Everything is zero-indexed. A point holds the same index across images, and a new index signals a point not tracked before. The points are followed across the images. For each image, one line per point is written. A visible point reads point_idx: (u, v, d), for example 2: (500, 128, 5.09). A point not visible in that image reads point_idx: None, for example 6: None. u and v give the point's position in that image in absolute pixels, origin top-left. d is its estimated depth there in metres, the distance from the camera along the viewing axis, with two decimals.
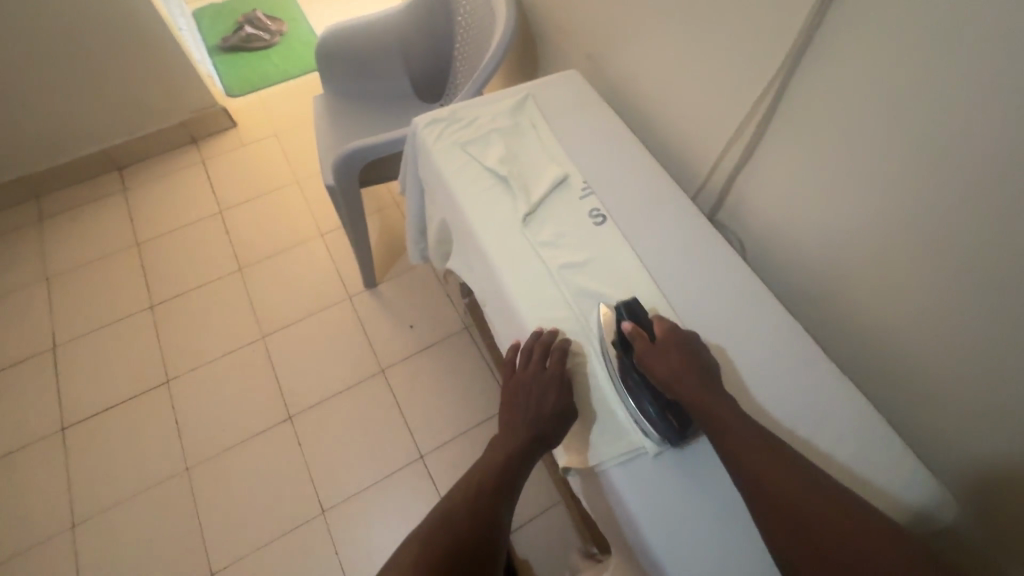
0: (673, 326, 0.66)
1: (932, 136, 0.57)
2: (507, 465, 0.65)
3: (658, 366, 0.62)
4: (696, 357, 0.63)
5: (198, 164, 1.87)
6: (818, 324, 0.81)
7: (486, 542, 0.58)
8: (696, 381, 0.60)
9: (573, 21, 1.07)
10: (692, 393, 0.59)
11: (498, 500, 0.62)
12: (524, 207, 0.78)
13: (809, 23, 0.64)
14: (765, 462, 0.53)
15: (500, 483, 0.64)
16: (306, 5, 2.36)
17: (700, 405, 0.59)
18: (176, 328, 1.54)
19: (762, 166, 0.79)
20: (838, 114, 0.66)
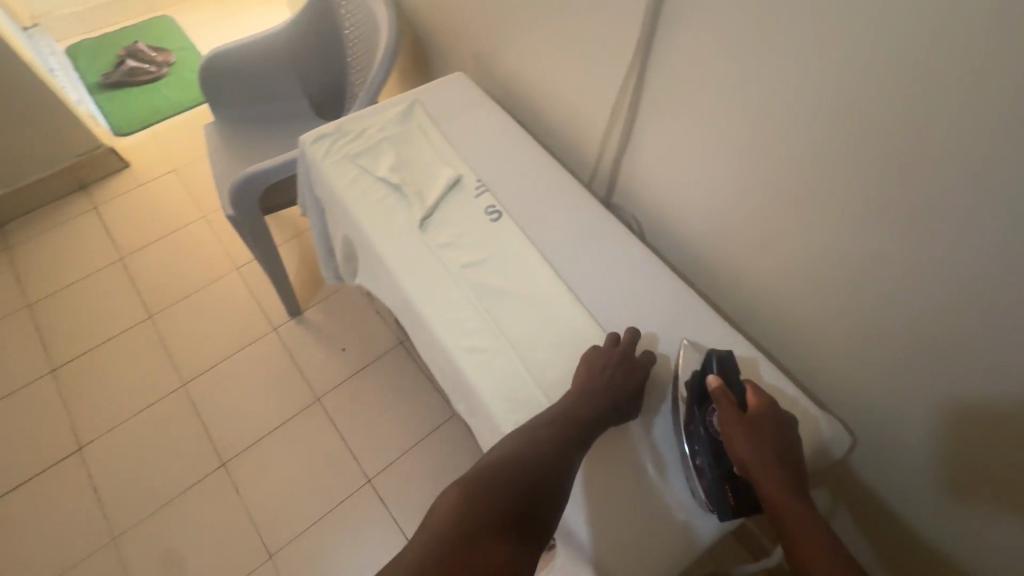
0: (772, 402, 0.60)
1: (779, 99, 0.61)
2: (583, 425, 0.59)
3: (732, 430, 0.58)
4: (786, 439, 0.58)
5: (90, 211, 1.74)
6: (717, 288, 0.86)
7: (546, 494, 0.53)
8: (771, 454, 0.56)
9: (454, 25, 1.08)
10: (761, 472, 0.55)
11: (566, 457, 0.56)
12: (419, 213, 0.78)
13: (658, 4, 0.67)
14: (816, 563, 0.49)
15: (571, 440, 0.58)
16: (192, 32, 2.25)
17: (766, 486, 0.55)
18: (83, 390, 1.41)
19: (641, 145, 0.82)
20: (699, 88, 0.69)
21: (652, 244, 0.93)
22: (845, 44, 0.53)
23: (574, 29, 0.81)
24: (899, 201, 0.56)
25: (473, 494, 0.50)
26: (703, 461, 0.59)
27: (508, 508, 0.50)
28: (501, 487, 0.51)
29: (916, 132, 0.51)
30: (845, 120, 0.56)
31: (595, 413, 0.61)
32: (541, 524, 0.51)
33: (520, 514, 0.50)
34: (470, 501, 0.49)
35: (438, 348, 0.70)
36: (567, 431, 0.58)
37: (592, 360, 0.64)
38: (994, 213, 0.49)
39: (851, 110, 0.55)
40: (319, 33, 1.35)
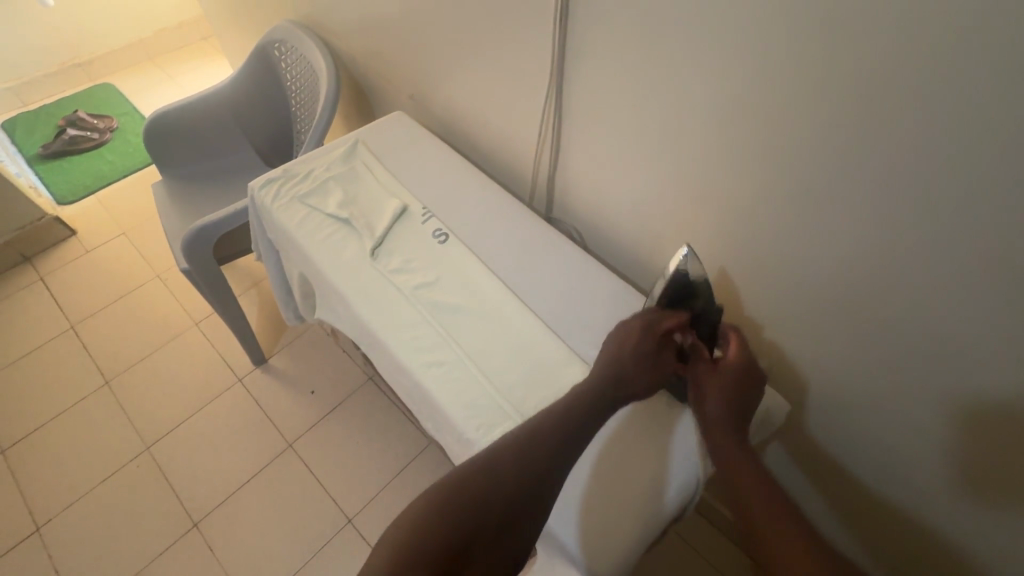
0: (748, 357, 0.68)
1: (678, 109, 0.69)
2: (553, 447, 0.60)
3: (707, 377, 0.67)
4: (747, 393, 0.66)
5: (36, 282, 1.69)
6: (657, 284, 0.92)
7: (520, 514, 0.57)
8: (732, 405, 0.65)
9: (391, 69, 1.15)
10: (719, 418, 0.64)
11: (547, 472, 0.59)
12: (369, 242, 0.82)
13: (567, 36, 0.74)
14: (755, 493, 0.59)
15: (538, 463, 0.59)
16: (135, 97, 2.27)
17: (721, 431, 0.64)
18: (39, 468, 1.35)
19: (572, 161, 0.89)
20: (612, 106, 0.77)
21: (595, 253, 1.00)
22: (722, 60, 0.60)
23: (498, 63, 0.89)
24: (790, 179, 0.62)
25: (443, 506, 0.54)
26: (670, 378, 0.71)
27: (474, 529, 0.54)
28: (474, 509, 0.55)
29: (790, 116, 0.58)
30: (733, 113, 0.63)
31: (567, 433, 0.62)
32: (509, 544, 0.55)
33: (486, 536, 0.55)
34: (438, 513, 0.54)
35: (399, 367, 0.73)
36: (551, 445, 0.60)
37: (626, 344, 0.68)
38: (866, 177, 0.56)
39: (735, 103, 0.62)
40: (262, 86, 1.40)
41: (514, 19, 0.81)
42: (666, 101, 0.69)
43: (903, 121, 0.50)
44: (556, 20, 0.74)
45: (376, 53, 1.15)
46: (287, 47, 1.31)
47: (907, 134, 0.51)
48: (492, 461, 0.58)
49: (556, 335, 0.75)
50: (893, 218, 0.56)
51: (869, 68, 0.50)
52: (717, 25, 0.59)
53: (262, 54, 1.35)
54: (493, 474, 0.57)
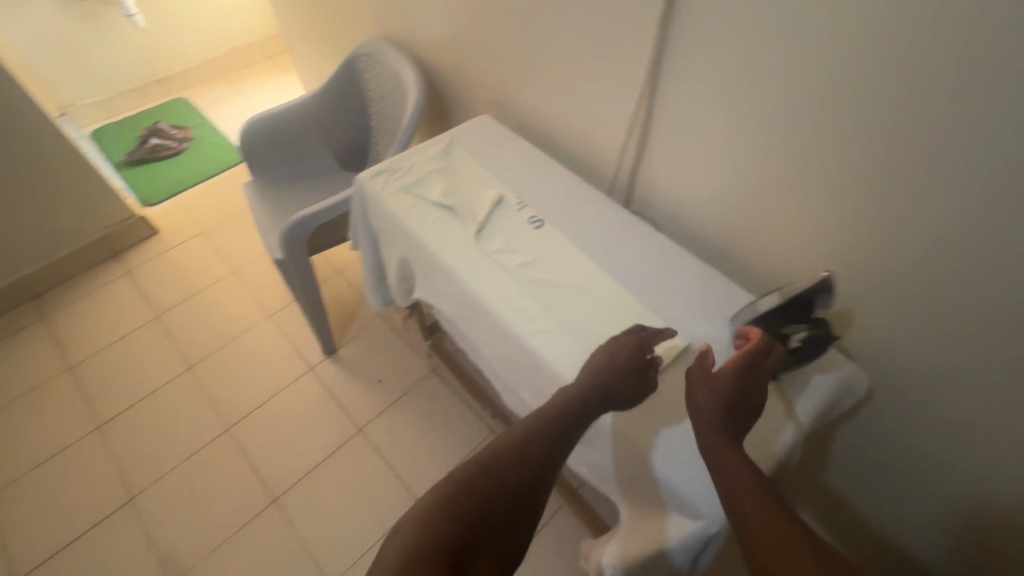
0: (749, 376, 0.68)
1: (764, 108, 0.76)
2: (542, 453, 0.69)
3: (701, 390, 0.67)
4: (744, 404, 0.66)
5: (123, 276, 1.83)
6: (730, 272, 0.99)
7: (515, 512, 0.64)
8: (729, 412, 0.65)
9: (476, 78, 1.26)
10: (712, 425, 0.64)
11: (536, 475, 0.67)
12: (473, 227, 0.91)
13: (658, 47, 0.83)
14: (749, 485, 0.59)
15: (530, 467, 0.67)
16: (208, 111, 2.45)
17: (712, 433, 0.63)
18: (131, 443, 1.46)
19: (653, 158, 0.98)
20: (696, 107, 0.85)
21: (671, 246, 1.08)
22: (809, 64, 0.68)
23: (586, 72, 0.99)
24: (873, 168, 0.69)
25: (451, 505, 0.61)
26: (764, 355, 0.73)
27: (479, 519, 0.61)
28: (447, 544, 0.58)
29: (885, 111, 0.65)
30: (819, 112, 0.71)
31: (554, 439, 0.70)
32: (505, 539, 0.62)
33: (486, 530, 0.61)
34: (446, 512, 0.60)
35: (509, 335, 0.81)
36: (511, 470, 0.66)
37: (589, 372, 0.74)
38: (958, 166, 0.62)
39: (824, 101, 0.70)
40: (344, 96, 1.52)
41: (607, 32, 0.90)
42: (757, 101, 0.76)
43: (1000, 115, 0.56)
44: (650, 32, 0.83)
45: (461, 64, 1.27)
46: (373, 60, 1.43)
47: (990, 125, 0.57)
48: (457, 490, 0.63)
49: (649, 309, 0.82)
50: (975, 201, 0.62)
51: (955, 67, 0.57)
52: (808, 35, 0.67)
53: (348, 66, 1.48)
54: (460, 507, 0.61)
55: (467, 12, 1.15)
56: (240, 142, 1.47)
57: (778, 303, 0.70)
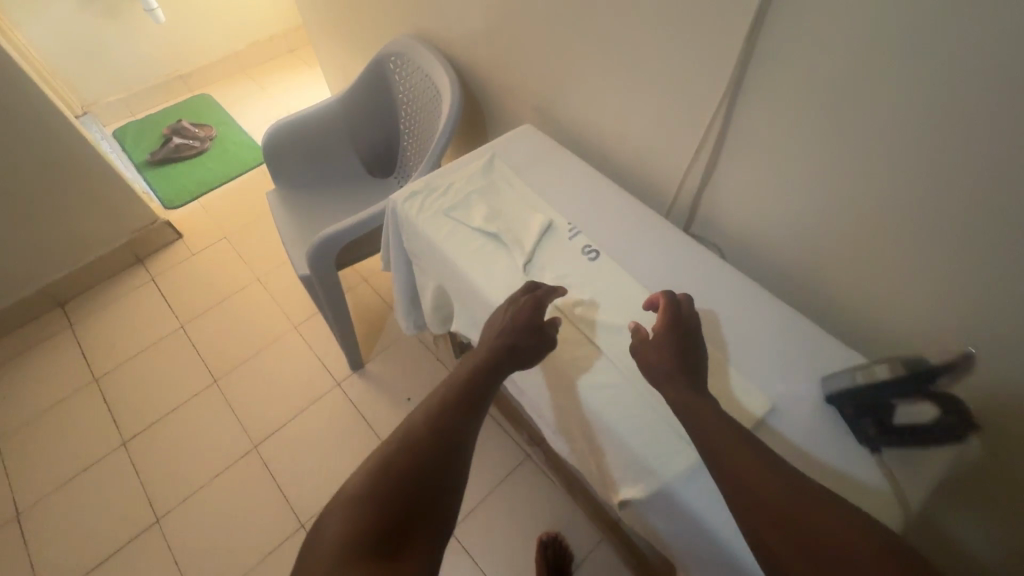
0: (675, 321, 0.69)
1: (876, 137, 0.64)
2: (457, 420, 0.65)
3: (650, 353, 0.67)
4: (691, 356, 0.66)
5: (147, 282, 1.79)
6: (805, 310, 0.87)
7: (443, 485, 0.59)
8: (680, 370, 0.64)
9: (518, 83, 1.16)
10: (671, 387, 0.63)
11: (457, 443, 0.63)
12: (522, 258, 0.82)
13: (744, 59, 0.71)
14: (754, 474, 0.53)
15: (447, 434, 0.63)
16: (231, 108, 2.38)
17: (679, 397, 0.62)
18: (157, 460, 1.42)
19: (723, 182, 0.86)
20: (783, 130, 0.73)
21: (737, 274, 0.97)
22: (946, 87, 0.56)
23: (648, 83, 0.87)
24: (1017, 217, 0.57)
25: (372, 492, 0.55)
26: (870, 427, 0.61)
27: (405, 498, 0.56)
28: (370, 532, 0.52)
29: None
30: (950, 145, 0.58)
31: (462, 403, 0.67)
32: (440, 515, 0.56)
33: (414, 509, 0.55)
34: (365, 502, 0.55)
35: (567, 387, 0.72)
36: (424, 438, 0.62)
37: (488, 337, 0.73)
38: None
39: (958, 134, 0.57)
40: (373, 98, 1.43)
41: (679, 41, 0.78)
42: (867, 127, 0.64)
43: None
44: (735, 41, 0.71)
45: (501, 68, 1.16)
46: (403, 60, 1.33)
47: None
48: (375, 478, 0.57)
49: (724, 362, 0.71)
50: None
51: None
52: (948, 53, 0.54)
53: (377, 66, 1.38)
54: (380, 493, 0.55)
55: (511, 12, 1.03)
56: (264, 149, 1.40)
57: (890, 377, 0.60)
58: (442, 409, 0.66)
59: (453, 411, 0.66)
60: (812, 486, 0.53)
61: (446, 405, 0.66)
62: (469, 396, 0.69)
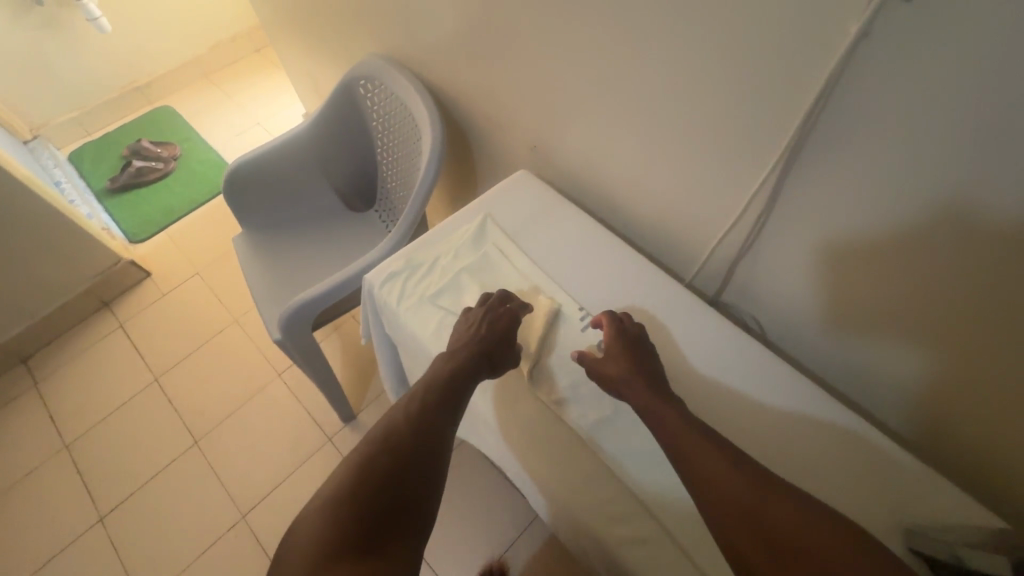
0: (625, 329, 0.69)
1: (981, 227, 0.51)
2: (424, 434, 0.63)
3: (608, 363, 0.66)
4: (646, 361, 0.66)
5: (116, 330, 1.64)
6: (865, 390, 0.75)
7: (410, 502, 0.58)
8: (638, 378, 0.64)
9: (509, 118, 1.00)
10: (632, 393, 0.63)
11: (425, 457, 0.61)
12: (526, 365, 0.71)
13: (809, 121, 0.58)
14: (725, 476, 0.54)
15: (414, 450, 0.61)
16: (195, 121, 2.18)
17: (644, 405, 0.62)
18: (138, 536, 1.31)
19: (769, 248, 0.73)
20: (852, 201, 0.61)
21: (779, 343, 0.84)
22: None
23: (674, 132, 0.73)
24: None
25: (337, 515, 0.55)
26: None
27: (371, 518, 0.55)
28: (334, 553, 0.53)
29: None
30: None
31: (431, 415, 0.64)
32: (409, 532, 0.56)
33: (380, 528, 0.55)
34: (331, 525, 0.55)
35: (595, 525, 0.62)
36: (387, 453, 0.60)
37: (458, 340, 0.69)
38: None
39: None
40: (344, 125, 1.26)
41: (720, 91, 0.64)
42: (972, 215, 0.51)
43: None
44: (797, 99, 0.58)
45: (493, 98, 1.01)
46: (375, 85, 1.15)
47: None
48: (341, 500, 0.57)
49: None
50: None
51: None
52: None
53: (346, 93, 1.20)
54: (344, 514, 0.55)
55: (505, 39, 0.88)
56: (223, 185, 1.23)
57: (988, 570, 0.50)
58: (411, 419, 0.64)
59: (421, 421, 0.64)
60: (765, 474, 0.55)
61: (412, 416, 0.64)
62: (440, 402, 0.65)
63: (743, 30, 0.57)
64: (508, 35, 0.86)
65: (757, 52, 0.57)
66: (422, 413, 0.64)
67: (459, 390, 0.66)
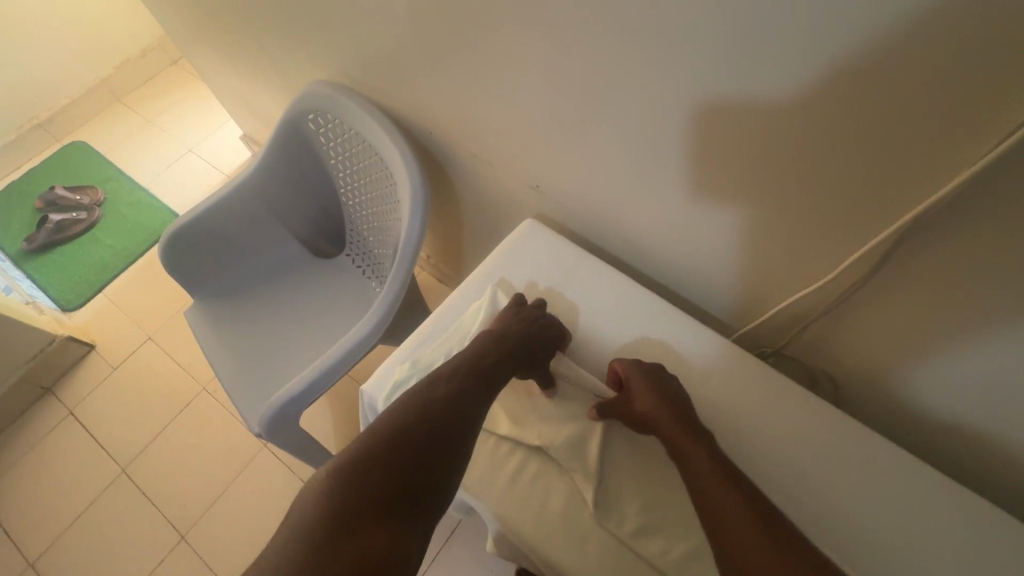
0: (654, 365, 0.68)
1: None
2: (463, 399, 0.60)
3: (636, 397, 0.65)
4: (679, 393, 0.65)
5: (67, 419, 1.44)
6: (952, 453, 0.66)
7: (441, 462, 0.54)
8: (666, 409, 0.62)
9: (504, 156, 0.86)
10: (661, 421, 0.61)
11: (462, 421, 0.57)
12: (591, 491, 0.61)
13: (954, 195, 0.45)
14: (746, 526, 0.50)
15: (452, 411, 0.58)
16: (116, 155, 1.91)
17: (674, 440, 0.59)
18: None
19: (862, 312, 0.62)
20: (992, 279, 0.49)
21: (847, 401, 0.74)
22: None
23: (730, 180, 0.60)
24: None
25: (367, 459, 0.52)
26: None
27: (397, 473, 0.51)
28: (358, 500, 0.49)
29: None
30: None
31: (470, 384, 0.62)
32: (433, 495, 0.52)
33: (406, 482, 0.51)
34: (359, 467, 0.51)
35: None
36: (422, 414, 0.56)
37: (493, 329, 0.68)
38: None
39: None
40: (299, 166, 1.07)
41: (797, 156, 0.53)
42: None
43: None
44: (935, 162, 0.45)
45: (482, 133, 0.85)
46: (330, 121, 0.98)
47: None
48: (371, 443, 0.53)
49: None
50: None
51: None
52: None
53: (293, 133, 1.01)
54: (375, 458, 0.52)
55: (495, 68, 0.71)
56: (162, 249, 1.03)
57: None
58: (451, 382, 0.61)
59: (461, 397, 0.59)
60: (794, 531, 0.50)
61: (455, 383, 0.61)
62: (478, 383, 0.62)
63: (843, 98, 0.46)
64: (500, 72, 0.71)
65: (863, 123, 0.46)
66: (462, 389, 0.60)
67: (495, 379, 0.64)
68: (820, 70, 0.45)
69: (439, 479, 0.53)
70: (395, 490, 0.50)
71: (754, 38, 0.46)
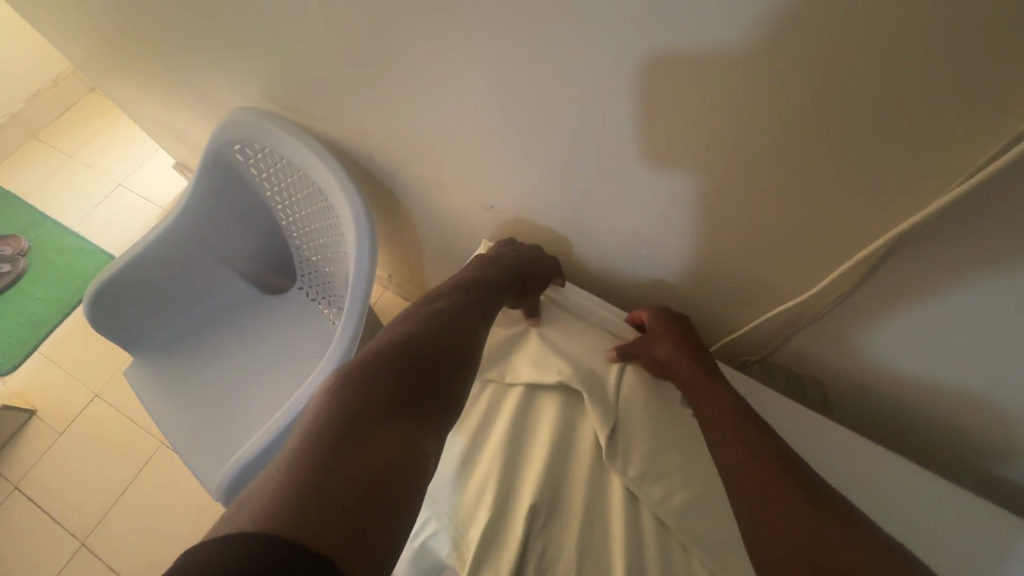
0: (677, 315, 0.70)
1: None
2: (466, 319, 0.60)
3: (660, 339, 0.67)
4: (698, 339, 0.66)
5: (11, 495, 1.31)
6: (945, 450, 0.64)
7: (453, 371, 0.52)
8: (688, 349, 0.64)
9: (453, 175, 0.80)
10: (681, 357, 0.63)
11: (467, 337, 0.58)
12: (606, 430, 0.58)
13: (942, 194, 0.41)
14: (737, 450, 0.52)
15: (457, 328, 0.58)
16: (36, 199, 1.75)
17: (692, 376, 0.61)
18: None
19: (844, 317, 0.58)
20: (983, 277, 0.45)
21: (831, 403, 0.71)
22: None
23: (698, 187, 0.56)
24: None
25: (381, 363, 0.49)
26: None
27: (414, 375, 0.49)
28: (379, 391, 0.45)
29: None
30: None
31: (472, 308, 0.63)
32: (449, 398, 0.50)
33: (423, 382, 0.49)
34: (374, 368, 0.48)
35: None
36: (430, 332, 0.56)
37: (482, 268, 0.70)
38: None
39: None
40: (234, 200, 0.99)
41: (769, 157, 0.48)
42: None
43: None
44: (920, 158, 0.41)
45: (427, 153, 0.78)
46: (259, 151, 0.89)
47: None
48: (384, 351, 0.51)
49: None
50: None
51: None
52: None
53: (218, 166, 0.92)
54: (390, 359, 0.49)
55: (433, 85, 0.64)
56: (87, 308, 0.93)
57: None
58: (454, 307, 0.62)
59: (463, 320, 0.60)
60: (795, 461, 0.51)
61: (457, 307, 0.62)
62: (471, 312, 0.62)
63: (827, 95, 0.41)
64: (438, 87, 0.64)
65: (852, 119, 0.42)
66: (463, 314, 0.61)
67: (486, 309, 0.64)
68: (792, 66, 0.40)
69: (448, 388, 0.51)
70: (413, 387, 0.48)
71: (714, 38, 0.41)
